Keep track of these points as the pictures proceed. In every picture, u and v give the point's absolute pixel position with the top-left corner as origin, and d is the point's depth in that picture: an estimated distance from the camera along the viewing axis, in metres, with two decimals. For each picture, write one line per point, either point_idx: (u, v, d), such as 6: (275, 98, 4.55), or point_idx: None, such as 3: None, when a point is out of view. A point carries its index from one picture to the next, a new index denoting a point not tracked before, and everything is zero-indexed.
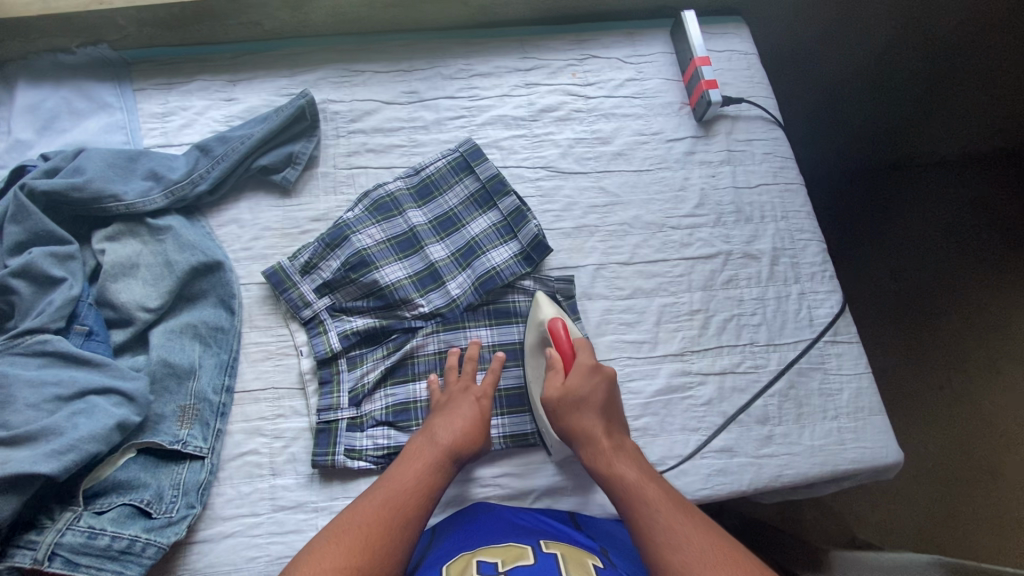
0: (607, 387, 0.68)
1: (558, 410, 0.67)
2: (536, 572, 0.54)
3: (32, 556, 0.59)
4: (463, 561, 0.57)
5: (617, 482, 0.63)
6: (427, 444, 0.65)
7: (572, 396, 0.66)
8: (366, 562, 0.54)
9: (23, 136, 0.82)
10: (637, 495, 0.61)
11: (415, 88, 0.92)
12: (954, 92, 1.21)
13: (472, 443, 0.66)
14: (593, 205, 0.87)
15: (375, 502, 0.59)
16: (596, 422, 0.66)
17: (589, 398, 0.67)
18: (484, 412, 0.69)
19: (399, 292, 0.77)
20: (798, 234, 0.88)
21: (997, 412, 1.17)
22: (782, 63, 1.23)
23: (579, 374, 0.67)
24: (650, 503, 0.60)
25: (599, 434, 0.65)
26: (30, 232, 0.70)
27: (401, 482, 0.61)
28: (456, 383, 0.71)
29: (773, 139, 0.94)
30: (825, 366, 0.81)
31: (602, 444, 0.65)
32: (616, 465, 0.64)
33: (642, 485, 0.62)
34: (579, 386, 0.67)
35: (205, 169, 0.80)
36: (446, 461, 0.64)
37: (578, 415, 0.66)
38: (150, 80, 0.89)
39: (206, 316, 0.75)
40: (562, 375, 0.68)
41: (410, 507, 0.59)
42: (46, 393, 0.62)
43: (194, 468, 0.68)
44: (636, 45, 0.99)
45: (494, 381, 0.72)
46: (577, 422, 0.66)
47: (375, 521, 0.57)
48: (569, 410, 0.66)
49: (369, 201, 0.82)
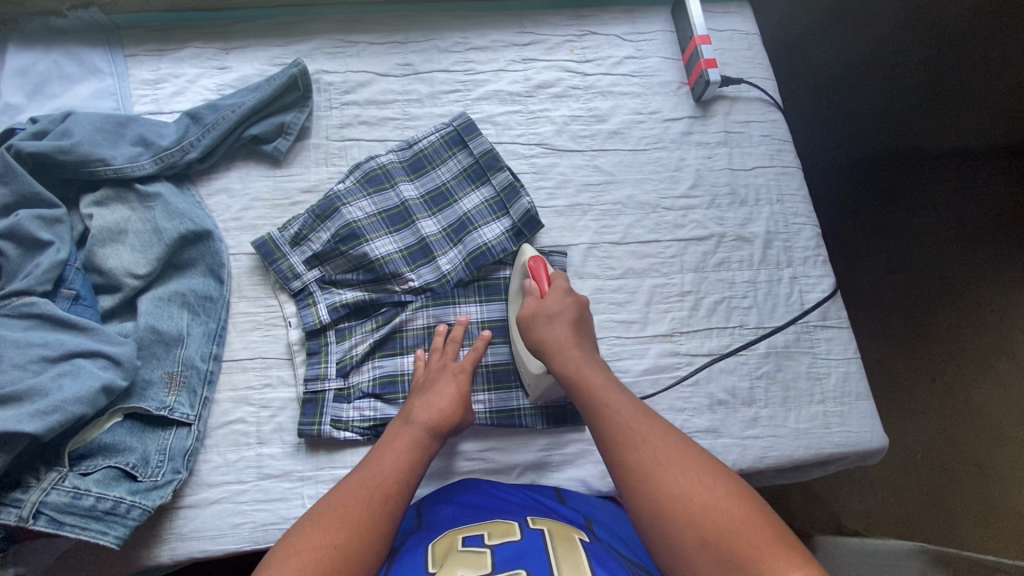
0: (579, 308, 0.70)
1: (530, 324, 0.68)
2: (521, 549, 0.54)
3: (17, 514, 0.59)
4: (449, 537, 0.58)
5: (581, 385, 0.64)
6: (404, 424, 0.65)
7: (547, 310, 0.68)
8: (344, 540, 0.53)
9: (12, 100, 0.81)
10: (598, 397, 0.62)
11: (410, 60, 0.90)
12: (957, 85, 1.18)
13: (451, 417, 0.66)
14: (588, 183, 0.86)
15: (351, 485, 0.59)
16: (566, 334, 0.67)
17: (562, 314, 0.69)
18: (465, 386, 0.69)
19: (389, 265, 0.77)
20: (793, 218, 0.87)
21: (988, 404, 1.17)
22: (781, 49, 1.29)
23: (555, 293, 0.70)
24: (611, 409, 0.61)
25: (568, 343, 0.67)
26: (16, 194, 0.70)
27: (377, 464, 0.61)
28: (438, 360, 0.72)
29: (772, 122, 0.93)
30: (813, 350, 0.80)
31: (571, 353, 0.66)
32: (583, 372, 0.65)
33: (605, 392, 0.63)
34: (551, 304, 0.69)
35: (196, 137, 0.79)
36: (426, 437, 0.64)
37: (548, 325, 0.68)
38: (142, 46, 0.88)
39: (195, 285, 0.74)
40: (539, 296, 0.71)
41: (389, 485, 0.59)
42: (32, 353, 0.63)
43: (181, 435, 0.68)
44: (637, 22, 0.97)
45: (476, 358, 0.72)
46: (547, 333, 0.67)
47: (352, 501, 0.57)
48: (541, 323, 0.68)
49: (360, 173, 0.81)
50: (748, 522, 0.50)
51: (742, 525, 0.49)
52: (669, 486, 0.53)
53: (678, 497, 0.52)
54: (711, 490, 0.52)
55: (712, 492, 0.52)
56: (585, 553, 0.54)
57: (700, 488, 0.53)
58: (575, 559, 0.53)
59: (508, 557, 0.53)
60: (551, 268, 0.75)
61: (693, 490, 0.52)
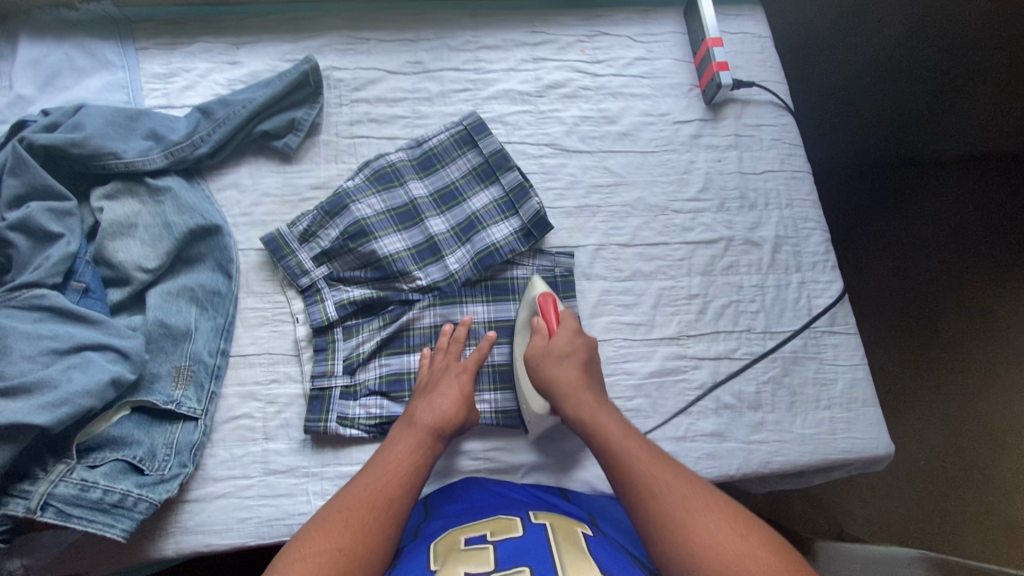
0: (587, 348, 0.71)
1: (543, 365, 0.69)
2: (524, 544, 0.54)
3: (25, 505, 0.59)
4: (453, 534, 0.58)
5: (597, 432, 0.63)
6: (406, 428, 0.66)
7: (555, 352, 0.69)
8: (348, 542, 0.53)
9: (23, 92, 0.81)
10: (616, 444, 0.62)
11: (421, 58, 0.90)
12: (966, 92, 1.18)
13: (452, 419, 0.66)
14: (597, 184, 0.86)
15: (354, 489, 0.59)
16: (578, 377, 0.68)
17: (572, 355, 0.69)
18: (468, 387, 0.69)
19: (397, 264, 0.77)
20: (802, 223, 0.87)
21: (991, 412, 1.17)
22: (791, 53, 1.26)
23: (564, 333, 0.71)
24: (629, 456, 0.60)
25: (580, 388, 0.67)
26: (28, 186, 0.70)
27: (379, 468, 0.61)
28: (442, 361, 0.72)
29: (783, 126, 0.92)
30: (820, 356, 0.80)
31: (584, 398, 0.66)
32: (598, 417, 0.64)
33: (622, 438, 0.62)
34: (561, 344, 0.70)
35: (207, 131, 0.79)
36: (429, 440, 0.65)
37: (560, 366, 0.68)
38: (153, 40, 0.88)
39: (204, 280, 0.74)
40: (548, 335, 0.71)
41: (391, 488, 0.59)
42: (42, 346, 0.63)
43: (188, 429, 0.68)
44: (648, 23, 0.97)
45: (480, 358, 0.72)
46: (560, 375, 0.67)
47: (355, 504, 0.57)
48: (552, 363, 0.68)
49: (370, 171, 0.81)
50: (783, 569, 0.50)
51: (779, 572, 0.49)
52: (699, 536, 0.53)
53: (713, 549, 0.51)
54: (743, 538, 0.52)
55: (745, 541, 0.52)
56: (589, 548, 0.54)
57: (731, 537, 0.52)
58: (578, 553, 0.53)
59: (512, 552, 0.53)
60: (559, 302, 0.75)
61: (723, 538, 0.52)
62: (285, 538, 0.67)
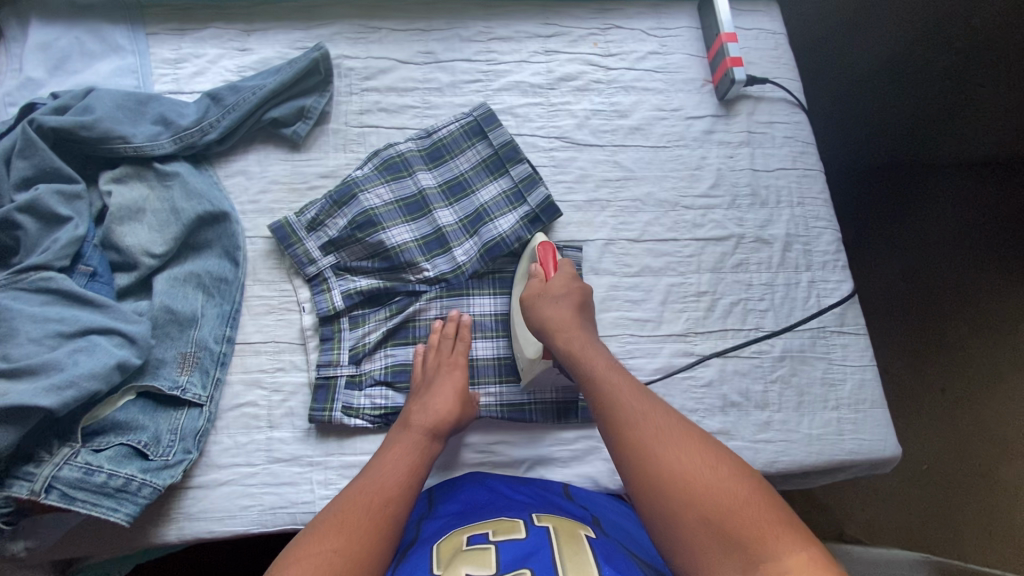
0: (583, 294, 0.71)
1: (535, 304, 0.69)
2: (526, 547, 0.53)
3: (29, 487, 0.59)
4: (455, 535, 0.57)
5: (583, 363, 0.64)
6: (401, 430, 0.65)
7: (551, 293, 0.70)
8: (345, 544, 0.52)
9: (33, 75, 0.81)
10: (601, 376, 0.62)
11: (432, 48, 0.90)
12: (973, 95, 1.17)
13: (447, 418, 0.66)
14: (607, 178, 0.85)
15: (350, 492, 0.58)
16: (569, 315, 0.68)
17: (566, 296, 0.70)
18: (459, 382, 0.69)
19: (404, 254, 0.76)
20: (813, 222, 0.86)
21: (996, 419, 1.16)
22: (803, 49, 1.26)
23: (560, 278, 0.71)
24: (612, 388, 0.61)
25: (571, 324, 0.67)
26: (37, 168, 0.70)
27: (375, 471, 0.60)
28: (434, 360, 0.71)
29: (796, 123, 0.91)
30: (829, 356, 0.79)
31: (573, 333, 0.66)
32: (587, 352, 0.65)
33: (608, 372, 0.62)
34: (554, 287, 0.70)
35: (216, 118, 0.79)
36: (424, 441, 0.64)
37: (551, 305, 0.69)
38: (164, 25, 0.88)
39: (211, 266, 0.74)
40: (545, 280, 0.72)
41: (389, 490, 0.58)
42: (48, 328, 0.63)
43: (193, 415, 0.68)
44: (662, 17, 0.96)
45: (466, 350, 0.73)
46: (549, 312, 0.68)
47: (351, 506, 0.56)
48: (544, 303, 0.69)
49: (378, 160, 0.81)
50: (747, 503, 0.49)
51: (747, 505, 0.49)
52: (668, 464, 0.53)
53: (681, 476, 0.51)
54: (711, 472, 0.52)
55: (716, 473, 0.51)
56: (591, 551, 0.54)
57: (703, 468, 0.52)
58: (579, 557, 0.52)
59: (514, 557, 0.52)
60: (558, 254, 0.76)
61: (694, 470, 0.52)
62: (288, 526, 0.67)
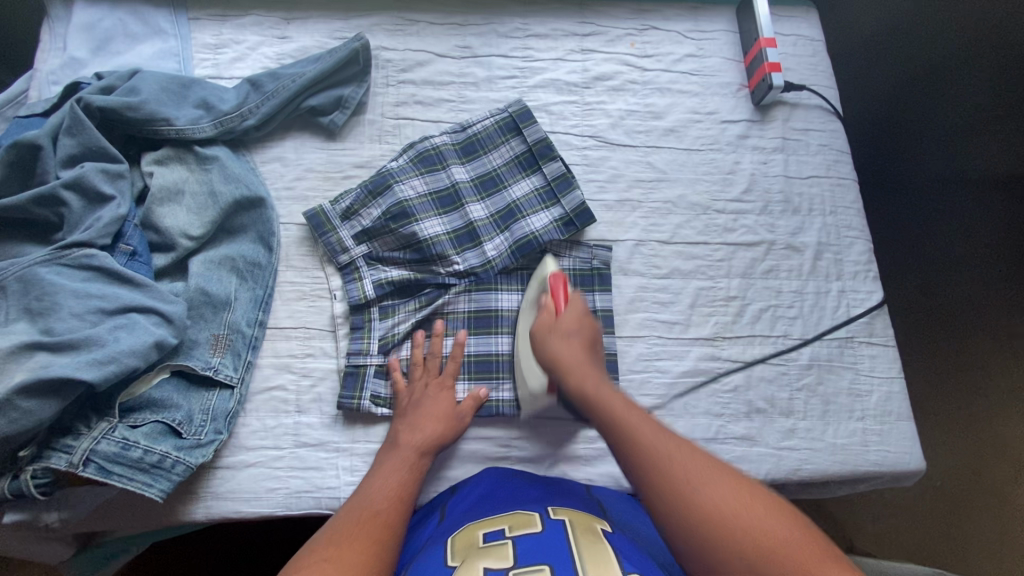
0: (591, 332, 0.69)
1: (547, 337, 0.67)
2: (542, 542, 0.53)
3: (67, 460, 0.60)
4: (470, 531, 0.57)
5: (598, 398, 0.61)
6: (390, 450, 0.65)
7: (562, 329, 0.68)
8: (338, 553, 0.52)
9: (78, 54, 0.82)
10: (616, 411, 0.59)
11: (470, 43, 0.90)
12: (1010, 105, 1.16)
13: (436, 437, 0.66)
14: (639, 179, 0.85)
15: (343, 513, 0.57)
16: (579, 353, 0.66)
17: (577, 334, 0.68)
18: (447, 403, 0.69)
19: (436, 247, 0.77)
20: (845, 231, 0.86)
21: (1012, 439, 1.15)
22: (844, 53, 1.27)
23: (572, 313, 0.69)
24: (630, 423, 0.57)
25: (582, 362, 0.65)
26: (82, 146, 0.71)
27: (366, 491, 0.60)
28: (421, 378, 0.72)
29: (831, 132, 0.91)
30: (856, 366, 0.79)
31: (584, 369, 0.64)
32: (600, 388, 0.62)
33: (625, 409, 0.59)
34: (566, 322, 0.68)
35: (255, 104, 0.79)
36: (412, 458, 0.64)
37: (562, 341, 0.67)
38: (206, 10, 0.89)
39: (245, 251, 0.75)
40: (555, 313, 0.70)
41: (379, 503, 0.58)
42: (89, 305, 0.63)
43: (224, 396, 0.69)
44: (700, 20, 0.96)
45: (455, 368, 0.72)
46: (561, 349, 0.66)
47: (343, 523, 0.56)
48: (555, 339, 0.67)
49: (414, 152, 0.81)
50: (788, 536, 0.46)
51: (789, 537, 0.46)
52: (703, 497, 0.49)
53: (713, 508, 0.48)
54: (745, 503, 0.49)
55: (748, 503, 0.49)
56: (610, 547, 0.53)
57: (734, 501, 0.49)
58: (598, 550, 0.52)
59: (528, 550, 0.51)
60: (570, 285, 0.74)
61: (726, 502, 0.49)
62: (313, 510, 0.68)
